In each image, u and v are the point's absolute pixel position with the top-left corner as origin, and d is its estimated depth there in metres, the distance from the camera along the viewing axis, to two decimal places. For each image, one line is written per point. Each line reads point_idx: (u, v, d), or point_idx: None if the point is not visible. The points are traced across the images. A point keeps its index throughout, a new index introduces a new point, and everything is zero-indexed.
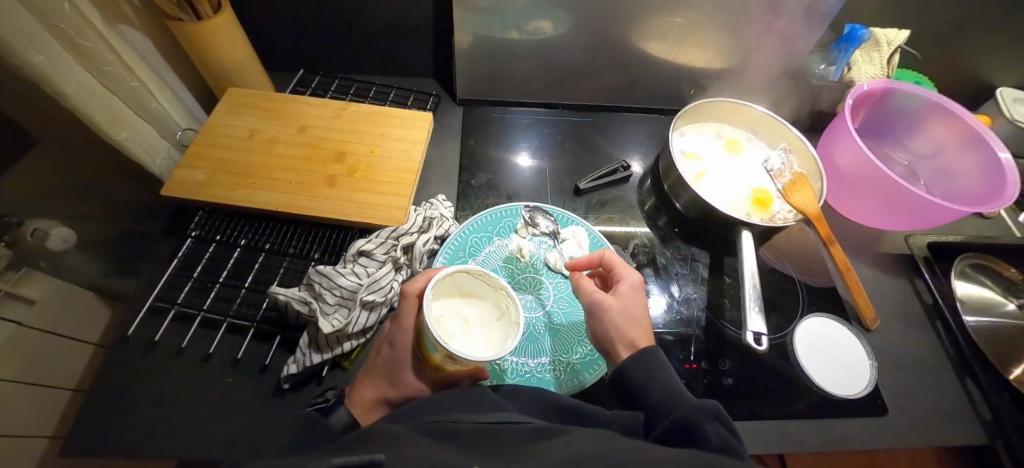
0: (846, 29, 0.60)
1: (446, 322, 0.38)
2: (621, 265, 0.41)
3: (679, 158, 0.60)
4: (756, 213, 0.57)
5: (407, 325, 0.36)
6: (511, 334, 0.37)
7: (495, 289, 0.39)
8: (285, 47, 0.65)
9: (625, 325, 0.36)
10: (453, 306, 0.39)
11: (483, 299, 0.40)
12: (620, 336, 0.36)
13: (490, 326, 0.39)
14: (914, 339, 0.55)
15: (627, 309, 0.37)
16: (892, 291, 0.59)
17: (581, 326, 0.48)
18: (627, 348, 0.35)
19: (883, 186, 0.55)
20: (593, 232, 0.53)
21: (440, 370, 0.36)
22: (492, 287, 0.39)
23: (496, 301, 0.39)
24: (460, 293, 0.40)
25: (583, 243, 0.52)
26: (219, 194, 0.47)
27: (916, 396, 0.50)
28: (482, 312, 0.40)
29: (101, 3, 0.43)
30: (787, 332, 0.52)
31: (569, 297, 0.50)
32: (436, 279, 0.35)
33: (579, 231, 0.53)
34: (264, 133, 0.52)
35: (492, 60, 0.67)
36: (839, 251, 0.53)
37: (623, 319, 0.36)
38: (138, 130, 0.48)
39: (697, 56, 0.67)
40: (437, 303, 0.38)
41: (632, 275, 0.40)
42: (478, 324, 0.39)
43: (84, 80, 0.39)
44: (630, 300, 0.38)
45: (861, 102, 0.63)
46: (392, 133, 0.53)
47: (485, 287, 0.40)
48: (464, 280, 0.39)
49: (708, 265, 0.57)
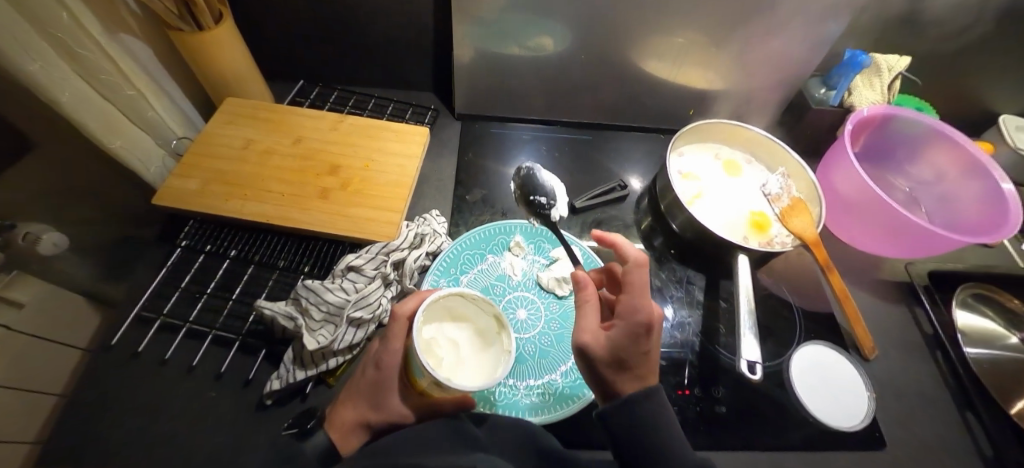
0: (848, 54, 0.59)
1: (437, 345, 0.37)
2: (639, 292, 0.34)
3: (677, 178, 0.60)
4: (755, 237, 0.56)
5: (395, 348, 0.34)
6: (501, 360, 0.36)
7: (487, 315, 0.39)
8: (286, 58, 0.66)
9: (615, 374, 0.33)
10: (445, 328, 0.39)
11: (474, 323, 0.40)
12: (606, 379, 0.33)
13: (481, 351, 0.38)
14: (913, 370, 0.54)
15: (616, 355, 0.32)
16: (891, 319, 0.58)
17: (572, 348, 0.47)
18: (609, 393, 0.33)
19: (883, 214, 0.55)
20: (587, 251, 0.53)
21: (424, 396, 0.35)
22: (485, 312, 0.39)
23: (488, 326, 0.39)
24: (453, 317, 0.40)
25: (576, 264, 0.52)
26: (211, 203, 0.46)
27: (915, 430, 0.49)
28: (472, 337, 0.39)
29: (103, 13, 0.44)
30: (783, 360, 0.51)
31: (561, 318, 0.49)
32: (428, 301, 0.34)
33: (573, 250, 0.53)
34: (260, 144, 0.51)
35: (491, 75, 0.67)
36: (838, 279, 0.52)
37: (610, 365, 0.33)
38: (133, 138, 0.48)
39: (697, 76, 0.67)
40: (428, 325, 0.38)
41: (640, 318, 0.32)
42: (467, 349, 0.38)
43: (80, 88, 0.40)
44: (623, 349, 0.32)
45: (863, 127, 0.62)
46: (389, 147, 0.53)
47: (478, 311, 0.39)
48: (456, 303, 0.39)
49: (704, 289, 0.56)
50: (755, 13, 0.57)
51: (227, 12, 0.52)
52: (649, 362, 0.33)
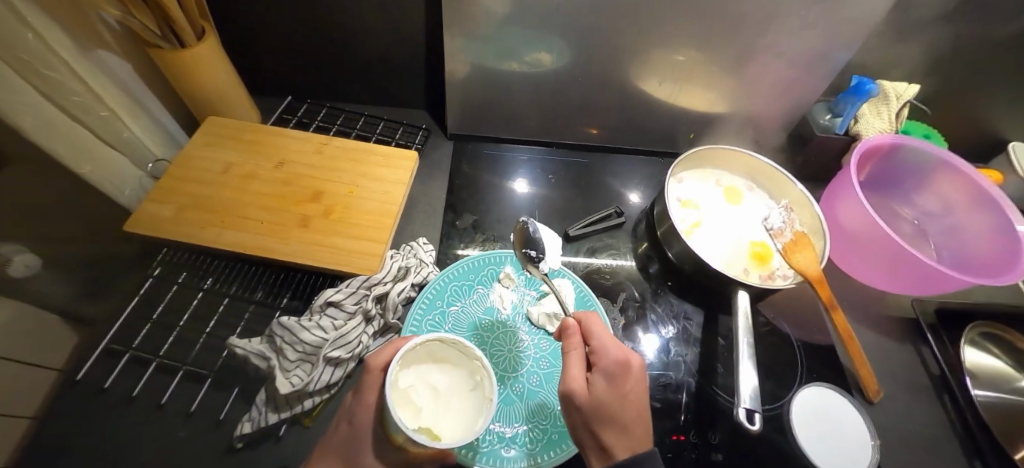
0: (854, 81, 0.57)
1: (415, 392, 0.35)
2: (607, 335, 0.35)
3: (675, 206, 0.58)
4: (753, 270, 0.54)
5: (369, 401, 0.33)
6: (483, 408, 0.34)
7: (469, 359, 0.36)
8: (274, 74, 0.64)
9: (603, 428, 0.31)
10: (425, 374, 0.36)
11: (456, 368, 0.37)
12: (594, 437, 0.31)
13: (463, 397, 0.36)
14: (920, 412, 0.51)
15: (603, 403, 0.31)
16: (896, 358, 0.56)
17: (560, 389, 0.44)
18: (597, 454, 0.30)
19: (889, 249, 0.53)
20: (579, 284, 0.50)
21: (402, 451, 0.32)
22: (466, 356, 0.36)
23: (470, 371, 0.37)
24: (434, 360, 0.37)
25: (569, 298, 0.49)
26: (184, 231, 0.44)
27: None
28: (456, 382, 0.37)
29: (79, 31, 0.42)
30: (782, 403, 0.49)
31: (551, 356, 0.46)
32: (403, 352, 0.32)
33: (566, 283, 0.50)
34: (241, 167, 0.49)
35: (486, 94, 0.65)
36: (842, 318, 0.50)
37: (597, 419, 0.31)
38: (106, 161, 0.46)
39: (698, 98, 0.65)
40: (407, 372, 0.35)
41: (614, 357, 0.34)
42: (449, 396, 0.36)
43: (46, 112, 0.38)
44: (608, 394, 0.32)
45: (869, 155, 0.60)
46: (375, 172, 0.51)
47: (459, 355, 0.37)
48: (437, 347, 0.37)
49: (701, 324, 0.53)
50: (759, 36, 0.55)
51: (210, 27, 0.51)
52: (636, 412, 0.32)
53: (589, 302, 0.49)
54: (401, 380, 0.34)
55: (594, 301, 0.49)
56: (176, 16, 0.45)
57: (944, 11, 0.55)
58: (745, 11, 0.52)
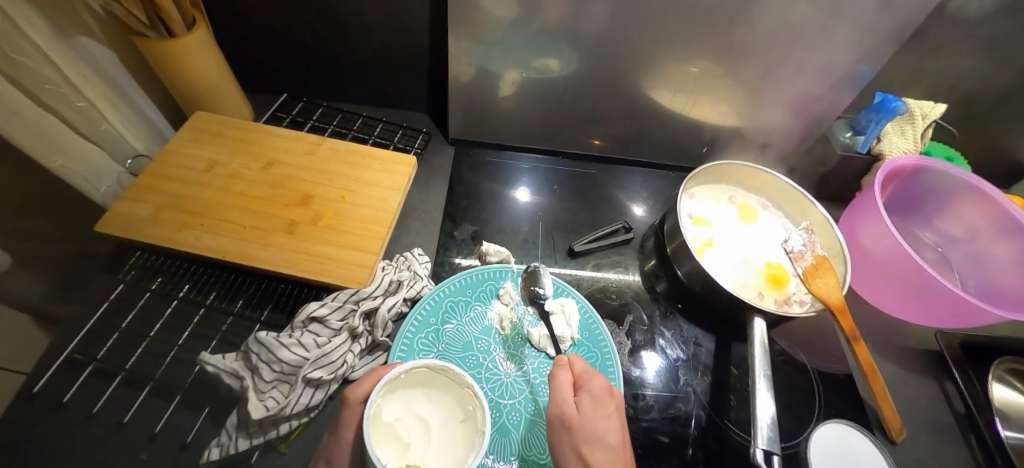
0: (877, 98, 0.55)
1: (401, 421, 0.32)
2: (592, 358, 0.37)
3: (687, 223, 0.55)
4: (767, 294, 0.51)
5: (345, 438, 0.30)
6: (472, 442, 0.31)
7: (459, 386, 0.33)
8: (271, 69, 0.61)
9: (588, 446, 0.30)
10: (413, 403, 0.34)
11: (447, 396, 0.34)
12: (579, 458, 0.30)
13: (453, 429, 0.33)
14: (948, 455, 0.47)
15: (587, 421, 0.31)
16: (917, 394, 0.52)
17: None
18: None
19: (914, 276, 0.49)
20: (584, 305, 0.47)
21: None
22: (456, 383, 0.33)
23: (461, 400, 0.33)
24: (423, 388, 0.34)
25: (573, 319, 0.45)
26: (159, 233, 0.41)
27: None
28: (445, 411, 0.34)
29: (58, 14, 0.39)
30: (801, 440, 0.45)
31: None
32: (384, 382, 0.29)
33: (570, 303, 0.46)
34: (226, 166, 0.46)
35: (491, 99, 0.62)
36: (865, 351, 0.46)
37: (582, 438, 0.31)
38: (81, 154, 0.43)
39: (712, 111, 0.62)
40: (392, 403, 0.33)
41: (599, 380, 0.34)
42: (438, 428, 0.33)
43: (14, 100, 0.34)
44: (592, 412, 0.32)
45: (891, 176, 0.57)
46: (370, 177, 0.47)
47: (449, 383, 0.33)
48: (426, 374, 0.33)
49: (712, 352, 0.50)
50: (778, 48, 0.53)
51: (202, 18, 0.48)
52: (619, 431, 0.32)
53: (594, 325, 0.46)
54: (385, 412, 0.31)
55: (599, 323, 0.46)
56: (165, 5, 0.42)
57: (972, 30, 0.52)
58: (764, 23, 0.49)
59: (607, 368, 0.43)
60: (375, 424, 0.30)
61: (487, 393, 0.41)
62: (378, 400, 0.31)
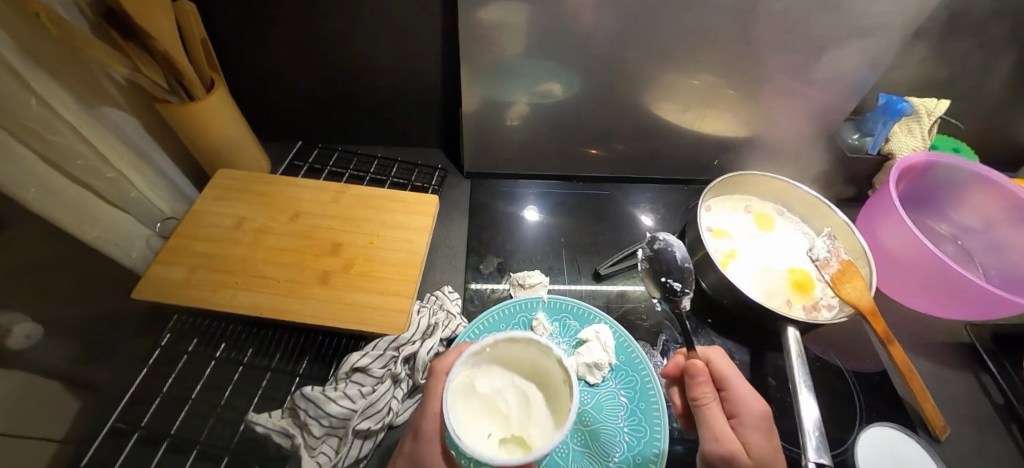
0: (883, 100, 0.56)
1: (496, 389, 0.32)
2: (739, 382, 0.36)
3: (708, 237, 0.56)
4: (794, 301, 0.52)
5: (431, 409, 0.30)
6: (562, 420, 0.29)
7: (551, 358, 0.32)
8: (286, 118, 0.63)
9: None
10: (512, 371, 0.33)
11: (546, 374, 0.33)
12: None
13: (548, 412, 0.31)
14: (995, 449, 0.47)
15: (765, 463, 0.30)
16: (955, 389, 0.52)
17: (608, 448, 0.40)
18: None
19: (938, 272, 0.49)
20: (619, 330, 0.47)
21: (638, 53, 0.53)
22: (550, 357, 0.32)
23: (556, 377, 0.32)
24: (510, 365, 0.34)
25: (609, 345, 0.45)
26: (197, 295, 0.41)
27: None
28: (546, 388, 0.33)
29: (85, 91, 0.40)
30: (848, 446, 0.45)
31: (594, 411, 0.42)
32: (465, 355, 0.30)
33: (604, 328, 0.46)
34: (253, 222, 0.47)
35: (501, 129, 0.63)
36: (900, 351, 0.46)
37: None
38: (113, 223, 0.43)
39: (719, 123, 0.64)
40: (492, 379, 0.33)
41: (758, 410, 0.33)
42: (539, 402, 0.32)
43: (49, 180, 0.35)
44: (761, 446, 0.31)
45: (902, 173, 0.58)
46: (395, 219, 0.48)
47: (546, 358, 0.32)
48: (518, 350, 0.33)
49: (748, 364, 0.50)
50: (780, 57, 0.54)
51: (220, 79, 0.50)
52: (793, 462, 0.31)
53: (629, 349, 0.46)
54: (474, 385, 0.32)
55: (634, 347, 0.46)
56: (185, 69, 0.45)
57: (964, 26, 0.54)
58: (762, 35, 0.51)
59: (647, 391, 0.43)
60: (462, 395, 0.31)
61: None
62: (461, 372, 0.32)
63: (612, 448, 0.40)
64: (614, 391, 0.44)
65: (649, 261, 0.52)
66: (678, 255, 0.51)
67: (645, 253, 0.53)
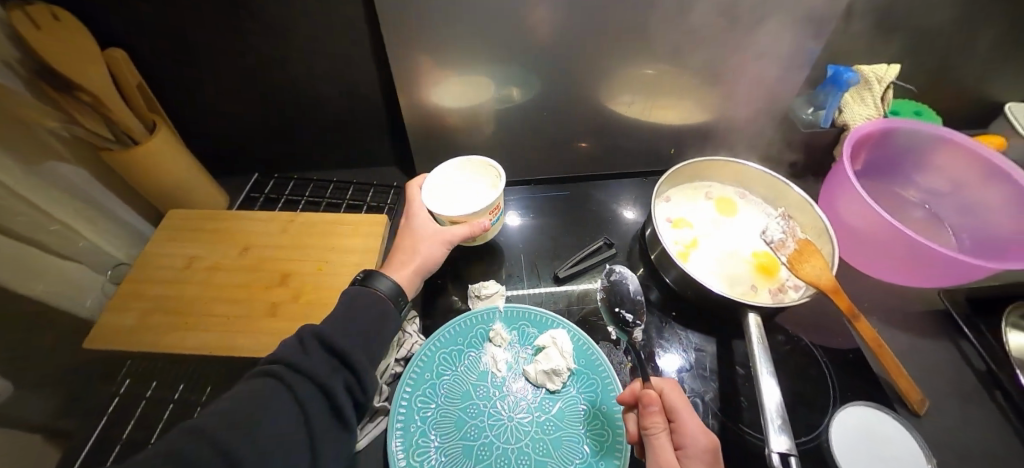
0: (830, 72, 0.56)
1: (465, 199, 0.48)
2: (690, 414, 0.34)
3: (666, 228, 0.55)
4: (759, 286, 0.51)
5: (415, 205, 0.47)
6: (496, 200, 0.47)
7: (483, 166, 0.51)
8: (239, 152, 0.63)
9: None
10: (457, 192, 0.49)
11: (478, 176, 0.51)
12: None
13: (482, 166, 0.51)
14: (978, 417, 0.45)
15: None
16: (935, 360, 0.50)
17: (570, 455, 0.39)
18: None
19: (900, 242, 0.48)
20: (577, 333, 0.46)
21: (583, 48, 0.51)
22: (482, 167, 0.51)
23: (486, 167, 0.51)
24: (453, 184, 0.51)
25: (566, 349, 0.44)
26: (148, 339, 0.41)
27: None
28: (479, 191, 0.50)
29: (25, 148, 0.41)
30: (820, 431, 0.44)
31: (556, 418, 0.42)
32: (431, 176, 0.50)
33: (561, 333, 0.46)
34: (204, 260, 0.47)
35: (455, 141, 0.63)
36: (868, 327, 0.44)
37: None
38: (60, 276, 0.43)
39: (673, 112, 0.63)
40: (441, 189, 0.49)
41: (706, 441, 0.31)
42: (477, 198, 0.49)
43: None
44: None
45: (860, 144, 0.57)
46: (343, 244, 0.48)
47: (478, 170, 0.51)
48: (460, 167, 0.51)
49: (716, 355, 0.49)
50: (725, 40, 0.53)
51: (161, 119, 0.50)
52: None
53: (590, 352, 0.45)
54: (437, 196, 0.48)
55: (594, 349, 0.45)
56: (121, 113, 0.45)
57: None
58: (703, 21, 0.50)
59: (609, 394, 0.42)
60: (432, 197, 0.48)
61: (492, 441, 0.40)
62: (434, 184, 0.49)
63: (573, 455, 0.39)
64: (576, 396, 0.43)
65: (606, 296, 0.52)
66: (632, 287, 0.52)
67: (602, 285, 0.53)
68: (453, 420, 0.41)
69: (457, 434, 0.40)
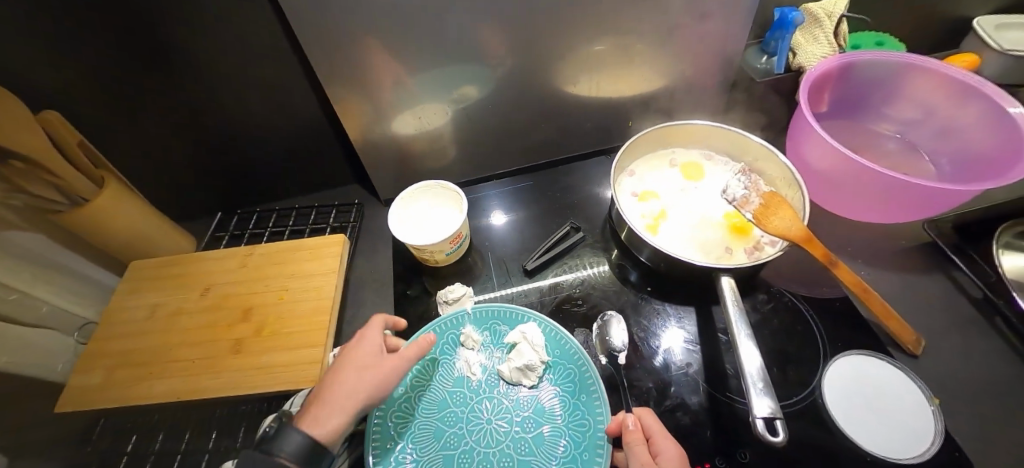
0: (776, 15, 0.55)
1: (430, 227, 0.51)
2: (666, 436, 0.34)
3: (631, 203, 0.54)
4: (733, 247, 0.49)
5: (371, 334, 0.38)
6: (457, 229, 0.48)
7: (442, 190, 0.53)
8: (198, 195, 0.63)
9: None
10: (424, 218, 0.52)
11: (439, 198, 0.54)
12: None
13: (441, 190, 0.53)
14: (978, 348, 0.43)
15: None
16: (928, 296, 0.48)
17: (552, 450, 0.38)
18: None
19: (872, 179, 0.46)
20: (548, 325, 0.45)
21: (518, 36, 0.50)
22: (441, 190, 0.53)
23: (444, 190, 0.53)
24: (416, 210, 0.53)
25: (538, 343, 0.43)
26: (115, 395, 0.41)
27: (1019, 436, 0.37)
28: (445, 213, 0.53)
29: None
30: (814, 387, 0.42)
31: (536, 414, 0.41)
32: (395, 206, 0.51)
33: (531, 327, 0.44)
34: (166, 307, 0.47)
35: (409, 152, 0.62)
36: (847, 270, 0.42)
37: None
38: (29, 346, 0.43)
39: (624, 84, 0.61)
40: (407, 215, 0.52)
41: (675, 449, 0.32)
42: (444, 221, 0.52)
43: None
44: None
45: (820, 85, 0.54)
46: (303, 269, 0.48)
47: (438, 192, 0.53)
48: (419, 193, 0.53)
49: (696, 324, 0.48)
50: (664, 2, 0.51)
51: (109, 172, 0.48)
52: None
53: (563, 341, 0.44)
54: (405, 225, 0.51)
55: (567, 338, 0.44)
56: (65, 174, 0.42)
57: None
58: None
59: (587, 382, 0.41)
60: (400, 224, 0.51)
61: (473, 447, 0.39)
62: (399, 211, 0.51)
63: (556, 448, 0.38)
64: (554, 389, 0.42)
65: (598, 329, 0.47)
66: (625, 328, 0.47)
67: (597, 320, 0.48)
68: (432, 431, 0.40)
69: (436, 446, 0.39)
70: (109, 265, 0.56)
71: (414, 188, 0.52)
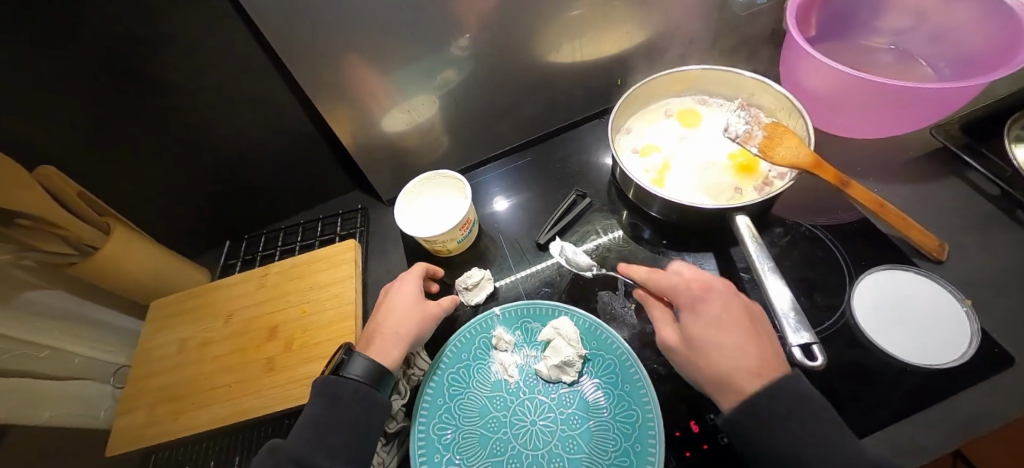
0: None
1: (437, 220, 0.51)
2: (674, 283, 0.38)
3: (633, 160, 0.53)
4: (742, 186, 0.48)
5: (409, 281, 0.44)
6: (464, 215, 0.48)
7: (442, 179, 0.53)
8: (203, 227, 0.63)
9: (703, 359, 0.33)
10: (430, 211, 0.52)
11: (441, 189, 0.53)
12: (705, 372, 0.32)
13: (440, 180, 0.53)
14: (1002, 244, 0.43)
15: (697, 337, 0.34)
16: (945, 202, 0.47)
17: (602, 444, 0.39)
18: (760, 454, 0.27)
19: (873, 94, 0.45)
20: (582, 320, 0.44)
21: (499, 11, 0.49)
22: (441, 179, 0.53)
23: (444, 180, 0.53)
24: (421, 203, 0.53)
25: (572, 337, 0.43)
26: (161, 431, 0.41)
27: None
28: (451, 200, 0.53)
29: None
30: (845, 310, 0.42)
31: (581, 412, 0.41)
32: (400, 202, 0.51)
33: (564, 322, 0.44)
34: (193, 339, 0.47)
35: (405, 148, 0.62)
36: (861, 189, 0.42)
37: (702, 352, 0.33)
38: (67, 397, 0.44)
39: (608, 42, 0.60)
40: (412, 210, 0.52)
41: (685, 292, 0.37)
42: (451, 209, 0.52)
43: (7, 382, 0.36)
44: (693, 323, 0.35)
45: (806, 8, 0.53)
46: (320, 279, 0.48)
47: (439, 183, 0.53)
48: (419, 187, 0.53)
49: (716, 269, 0.48)
50: None
51: (113, 215, 0.48)
52: (744, 352, 0.31)
53: (600, 333, 0.44)
54: (413, 221, 0.50)
55: (604, 330, 0.44)
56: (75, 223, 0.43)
57: None
58: None
59: (629, 372, 0.41)
60: (408, 220, 0.50)
61: (520, 450, 0.40)
62: (403, 207, 0.51)
63: (605, 444, 0.39)
64: (596, 382, 0.42)
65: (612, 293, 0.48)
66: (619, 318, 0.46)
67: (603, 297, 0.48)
68: (477, 439, 0.41)
69: (484, 453, 0.40)
70: (130, 309, 0.57)
71: (413, 183, 0.52)
